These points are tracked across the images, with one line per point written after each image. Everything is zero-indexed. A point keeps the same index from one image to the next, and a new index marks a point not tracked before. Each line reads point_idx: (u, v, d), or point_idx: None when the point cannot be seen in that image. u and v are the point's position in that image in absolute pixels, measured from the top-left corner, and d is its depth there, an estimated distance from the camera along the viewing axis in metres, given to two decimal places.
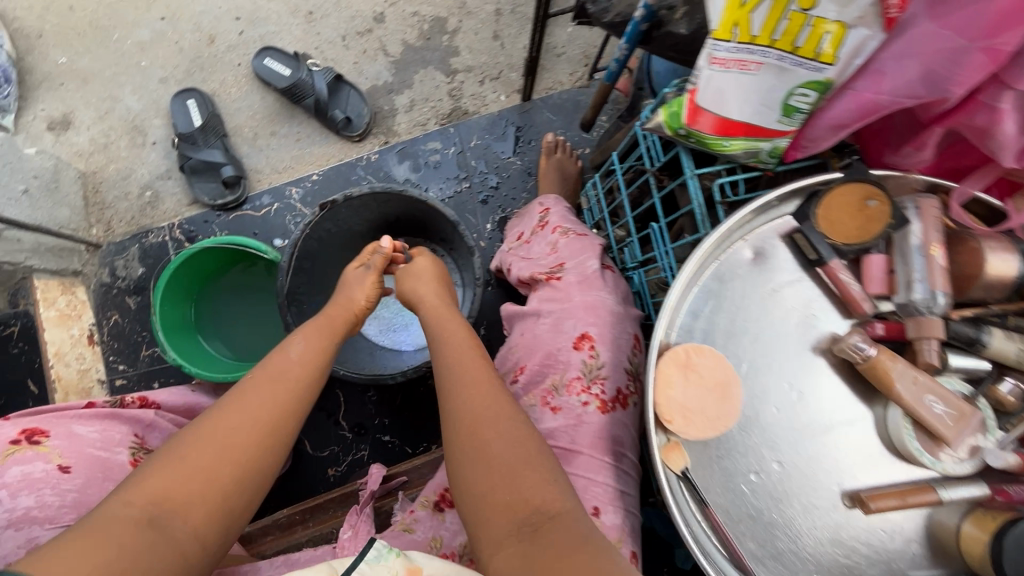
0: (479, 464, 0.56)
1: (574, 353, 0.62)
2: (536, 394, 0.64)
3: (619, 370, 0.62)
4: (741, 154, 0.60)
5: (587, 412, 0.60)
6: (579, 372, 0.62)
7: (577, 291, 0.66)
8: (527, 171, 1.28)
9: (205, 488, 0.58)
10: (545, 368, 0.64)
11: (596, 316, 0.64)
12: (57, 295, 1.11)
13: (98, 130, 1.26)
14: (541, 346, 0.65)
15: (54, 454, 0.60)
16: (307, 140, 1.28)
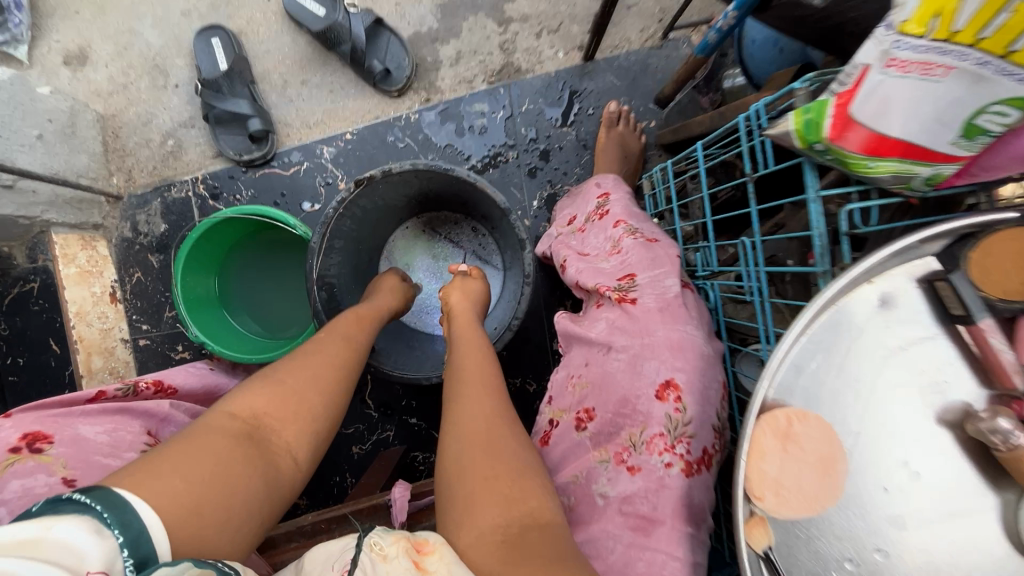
0: (474, 466, 0.56)
1: (656, 405, 0.56)
2: (608, 449, 0.57)
3: (705, 427, 0.55)
4: (888, 178, 0.46)
5: (670, 475, 0.54)
6: (663, 428, 0.55)
7: (660, 326, 0.60)
8: (583, 143, 1.14)
9: (293, 414, 0.59)
10: (620, 418, 0.57)
11: (683, 359, 0.57)
12: (77, 251, 1.05)
13: (117, 68, 1.15)
14: (616, 389, 0.59)
15: (58, 465, 0.55)
16: (341, 92, 1.16)
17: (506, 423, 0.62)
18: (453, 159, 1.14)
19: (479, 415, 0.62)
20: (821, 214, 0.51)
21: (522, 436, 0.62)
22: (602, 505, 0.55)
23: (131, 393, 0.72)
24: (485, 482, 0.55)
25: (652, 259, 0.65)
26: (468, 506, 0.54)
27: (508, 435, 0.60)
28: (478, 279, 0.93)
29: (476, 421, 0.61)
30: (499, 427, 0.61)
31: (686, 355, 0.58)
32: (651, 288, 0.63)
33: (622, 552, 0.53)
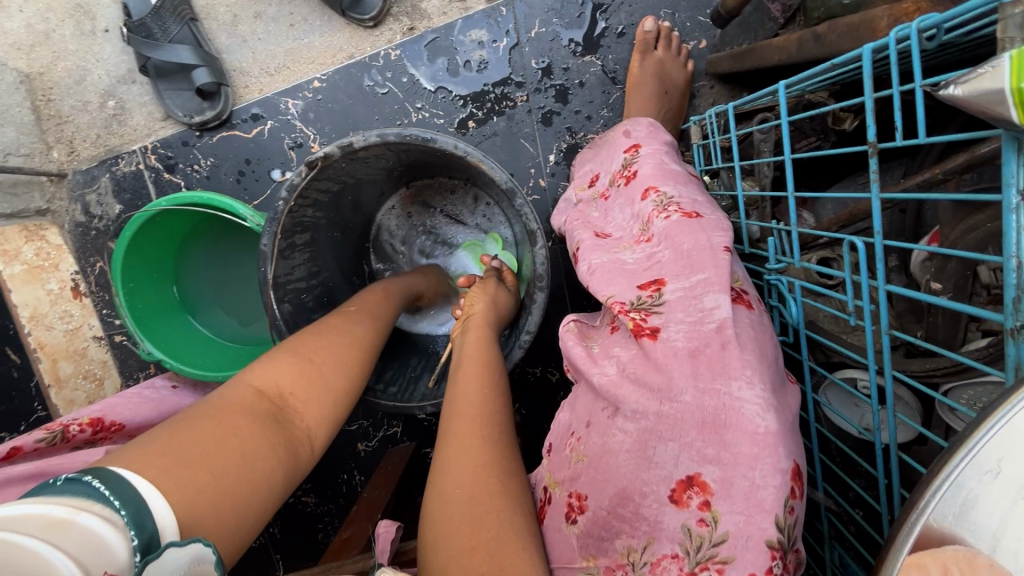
0: (452, 531, 0.44)
1: (671, 512, 0.37)
2: (598, 560, 0.40)
3: (754, 548, 0.35)
4: None
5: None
6: (678, 547, 0.37)
7: (690, 385, 0.39)
8: (610, 75, 0.89)
9: (317, 393, 0.53)
10: (617, 519, 0.39)
11: (720, 445, 0.37)
12: (21, 244, 0.91)
13: (33, 12, 0.94)
14: (612, 475, 0.40)
15: None
16: (304, 26, 0.93)
17: (502, 480, 0.47)
18: (447, 106, 0.91)
19: (467, 463, 0.48)
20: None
21: (521, 497, 0.47)
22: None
23: (56, 441, 0.62)
24: (461, 554, 0.42)
25: (689, 259, 0.44)
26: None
27: (499, 494, 0.46)
28: (512, 291, 0.74)
29: (462, 469, 0.48)
30: (493, 483, 0.46)
31: (730, 440, 0.36)
32: (684, 314, 0.42)
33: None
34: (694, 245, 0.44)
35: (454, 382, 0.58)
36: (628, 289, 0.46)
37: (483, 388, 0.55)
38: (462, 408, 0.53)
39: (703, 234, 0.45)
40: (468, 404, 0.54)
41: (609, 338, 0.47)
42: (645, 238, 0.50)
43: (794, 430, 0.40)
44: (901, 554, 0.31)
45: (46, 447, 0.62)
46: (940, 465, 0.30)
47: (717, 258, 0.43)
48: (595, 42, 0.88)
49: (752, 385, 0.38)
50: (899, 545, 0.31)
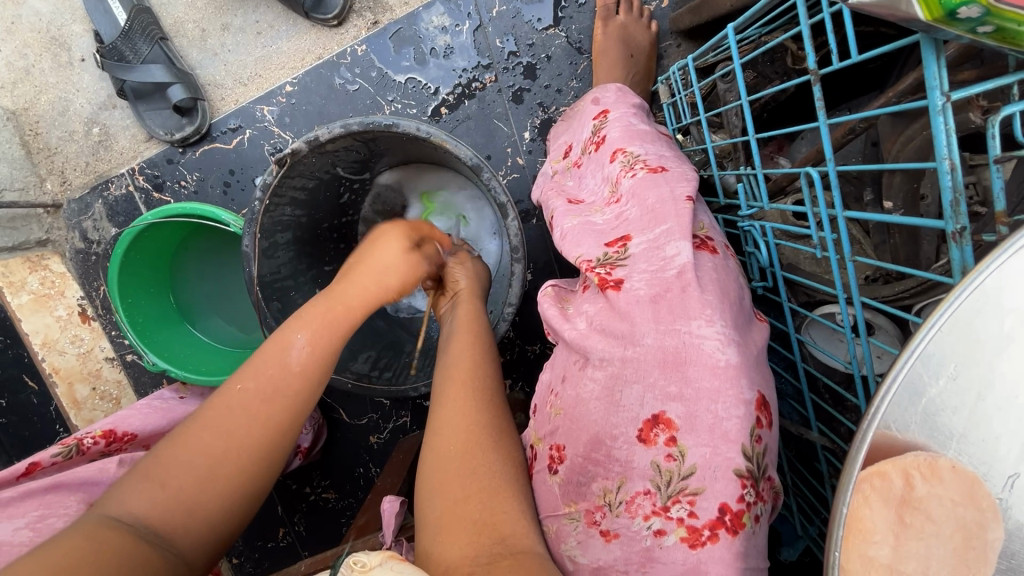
0: (446, 484, 0.46)
1: (639, 451, 0.38)
2: (579, 505, 0.41)
3: (723, 478, 0.36)
4: None
5: (662, 547, 0.36)
6: (649, 483, 0.37)
7: (651, 328, 0.39)
8: (576, 46, 0.89)
9: (195, 510, 0.46)
10: (592, 464, 0.40)
11: (682, 382, 0.37)
12: (26, 275, 0.95)
13: (12, 50, 0.97)
14: (584, 423, 0.41)
15: None
16: (272, 33, 0.94)
17: (494, 437, 0.49)
18: (418, 95, 0.92)
19: (460, 423, 0.50)
20: (954, 131, 0.30)
21: (512, 449, 0.48)
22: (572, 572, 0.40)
23: (71, 454, 0.65)
24: (456, 504, 0.44)
25: (653, 213, 0.44)
26: (441, 528, 0.43)
27: (492, 449, 0.47)
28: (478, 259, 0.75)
29: (456, 427, 0.49)
30: (483, 439, 0.48)
31: (692, 376, 0.37)
32: (646, 262, 0.42)
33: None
34: (658, 199, 0.45)
35: (443, 354, 0.59)
36: (595, 247, 0.47)
37: (473, 357, 0.56)
38: (447, 378, 0.55)
39: (666, 187, 0.45)
40: (453, 373, 0.55)
41: (580, 297, 0.48)
42: (614, 198, 0.50)
43: (760, 364, 0.40)
44: (856, 469, 0.30)
45: (63, 460, 0.66)
46: (890, 368, 0.30)
47: (679, 209, 0.43)
48: (557, 14, 0.88)
49: (711, 323, 0.38)
50: (855, 459, 0.30)
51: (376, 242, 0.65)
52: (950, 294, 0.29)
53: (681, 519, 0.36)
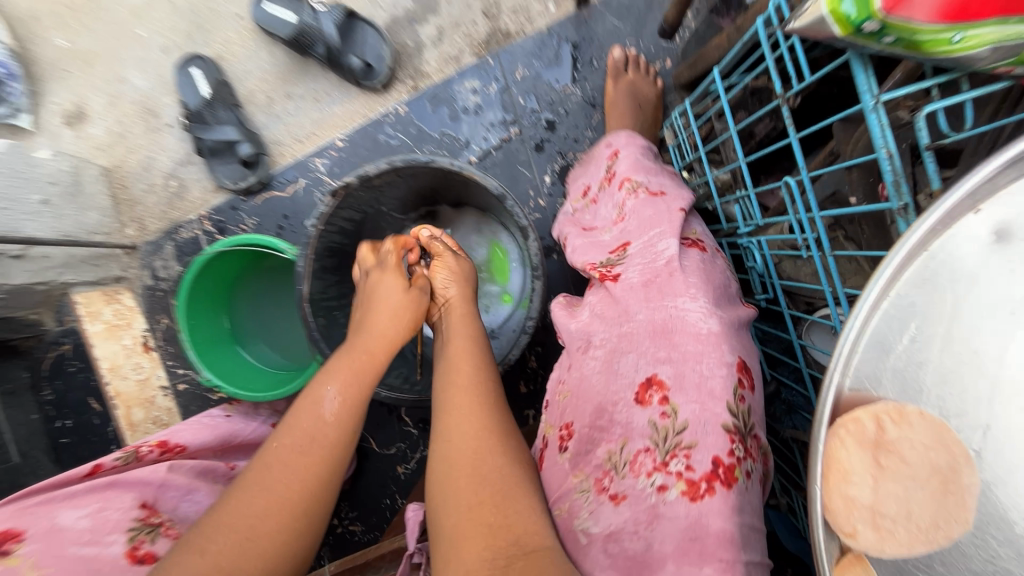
0: (459, 492, 0.48)
1: (638, 412, 0.44)
2: (588, 472, 0.46)
3: (712, 432, 0.42)
4: (985, 56, 0.32)
5: (666, 502, 0.41)
6: (648, 441, 0.43)
7: (642, 307, 0.48)
8: (591, 102, 1.01)
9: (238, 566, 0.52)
10: (598, 431, 0.46)
11: (669, 346, 0.45)
12: (102, 306, 1.05)
13: (113, 118, 1.15)
14: (592, 396, 0.47)
15: (25, 567, 0.50)
16: (327, 99, 1.09)
17: (501, 438, 0.52)
18: (451, 147, 1.04)
19: (467, 431, 0.53)
20: (888, 126, 0.36)
21: (518, 451, 0.52)
22: (586, 544, 0.44)
23: (130, 460, 0.68)
24: (471, 509, 0.47)
25: (649, 220, 0.52)
26: (455, 538, 0.46)
27: (500, 452, 0.51)
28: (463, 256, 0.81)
29: (463, 437, 0.52)
30: (491, 442, 0.52)
31: (677, 341, 0.45)
32: (641, 257, 0.51)
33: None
34: (655, 211, 0.53)
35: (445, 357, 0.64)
36: (600, 255, 0.55)
37: (473, 363, 0.61)
38: (451, 387, 0.58)
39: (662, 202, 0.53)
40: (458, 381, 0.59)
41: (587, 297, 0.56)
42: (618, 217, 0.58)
43: (742, 336, 0.47)
44: (823, 427, 0.34)
45: (120, 466, 0.68)
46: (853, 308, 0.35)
47: (672, 216, 0.52)
48: (574, 75, 1.01)
49: (695, 299, 0.46)
50: (819, 421, 0.35)
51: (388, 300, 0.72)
52: (884, 262, 0.35)
53: (679, 472, 0.42)
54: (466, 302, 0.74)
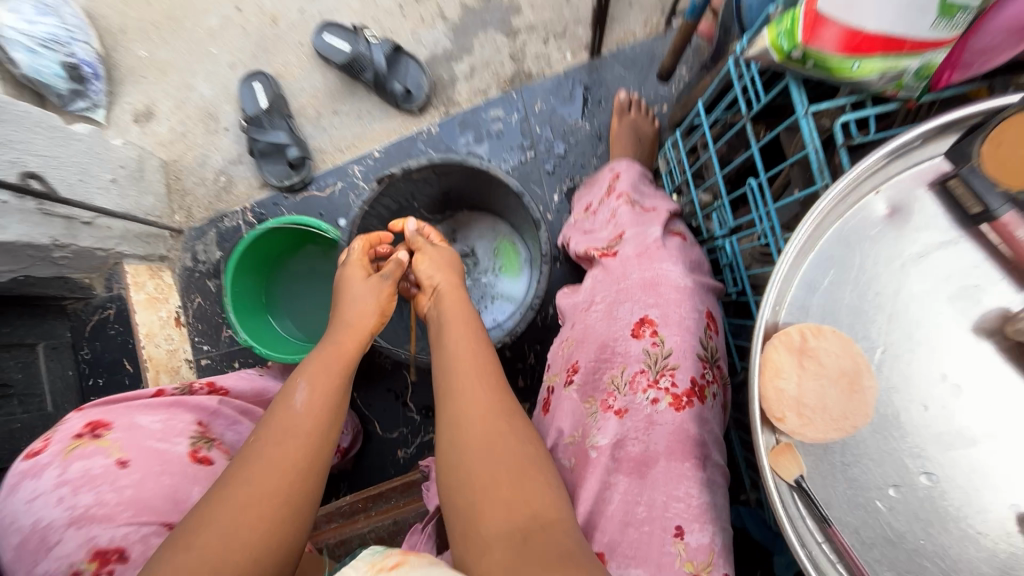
0: (475, 475, 0.51)
1: (633, 342, 0.55)
2: (596, 399, 0.56)
3: (689, 356, 0.54)
4: (876, 79, 0.46)
5: (658, 411, 0.52)
6: (643, 364, 0.54)
7: (635, 268, 0.60)
8: (597, 135, 1.17)
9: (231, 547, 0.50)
10: (601, 363, 0.56)
11: (657, 295, 0.57)
12: (146, 279, 1.16)
13: (177, 119, 1.31)
14: (596, 337, 0.58)
15: (114, 448, 0.57)
16: (369, 117, 1.26)
17: (508, 421, 0.56)
18: None
19: (475, 417, 0.56)
20: (814, 129, 0.50)
21: (523, 432, 0.55)
22: (595, 457, 0.53)
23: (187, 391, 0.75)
24: (488, 488, 0.50)
25: (642, 218, 0.68)
26: (475, 514, 0.49)
27: (507, 433, 0.54)
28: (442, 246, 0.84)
29: (471, 421, 0.55)
30: (501, 424, 0.55)
31: (662, 291, 0.57)
32: (634, 239, 0.64)
33: (623, 500, 0.51)
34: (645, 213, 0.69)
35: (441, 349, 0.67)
36: (600, 243, 0.70)
37: (475, 350, 0.63)
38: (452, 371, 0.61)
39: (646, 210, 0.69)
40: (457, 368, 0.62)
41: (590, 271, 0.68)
42: (611, 217, 0.72)
43: (709, 296, 0.61)
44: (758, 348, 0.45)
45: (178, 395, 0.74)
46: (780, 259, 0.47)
47: (658, 215, 0.68)
48: (584, 112, 1.18)
49: (675, 263, 0.60)
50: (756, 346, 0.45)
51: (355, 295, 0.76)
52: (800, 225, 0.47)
53: (668, 388, 0.53)
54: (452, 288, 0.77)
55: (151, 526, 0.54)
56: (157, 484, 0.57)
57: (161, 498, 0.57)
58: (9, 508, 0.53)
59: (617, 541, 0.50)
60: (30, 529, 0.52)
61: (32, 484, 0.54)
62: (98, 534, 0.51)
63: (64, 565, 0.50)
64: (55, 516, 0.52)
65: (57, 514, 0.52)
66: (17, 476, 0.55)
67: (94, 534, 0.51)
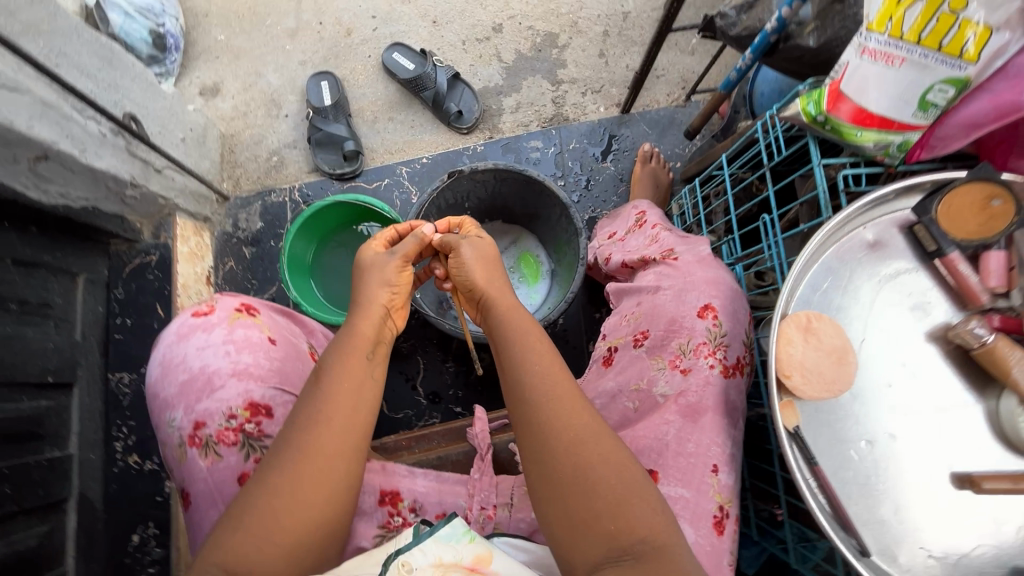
0: (572, 492, 0.59)
1: (699, 321, 0.70)
2: (663, 357, 0.71)
3: (739, 340, 0.70)
4: (871, 146, 0.65)
5: (714, 373, 0.68)
6: (705, 338, 0.69)
7: (698, 269, 0.76)
8: (619, 177, 1.36)
9: (291, 525, 0.52)
10: (670, 333, 0.71)
11: (717, 290, 0.72)
12: (191, 236, 1.22)
13: (241, 100, 1.42)
14: (666, 313, 0.73)
15: (266, 327, 0.72)
16: (420, 128, 1.40)
17: (603, 446, 0.61)
18: None
19: (568, 439, 0.61)
20: (824, 176, 0.68)
21: (616, 451, 0.61)
22: (662, 402, 0.68)
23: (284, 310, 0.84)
24: (590, 508, 0.58)
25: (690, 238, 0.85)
26: (574, 524, 0.58)
27: (603, 460, 0.60)
28: (476, 238, 0.77)
29: (563, 444, 0.61)
30: (593, 446, 0.61)
31: (720, 288, 0.73)
32: (691, 251, 0.80)
33: (676, 434, 0.65)
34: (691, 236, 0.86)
35: (505, 357, 0.68)
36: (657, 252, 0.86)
37: (563, 374, 0.66)
38: (536, 391, 0.64)
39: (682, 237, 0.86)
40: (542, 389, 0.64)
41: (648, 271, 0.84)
42: (655, 242, 0.92)
43: (736, 303, 0.72)
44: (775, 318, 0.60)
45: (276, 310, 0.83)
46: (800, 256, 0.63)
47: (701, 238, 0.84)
48: (612, 156, 1.37)
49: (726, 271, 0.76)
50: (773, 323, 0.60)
51: (366, 273, 0.67)
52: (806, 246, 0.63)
53: (722, 358, 0.68)
54: (495, 287, 0.74)
55: (291, 397, 0.67)
56: (293, 366, 0.71)
57: (296, 376, 0.71)
58: (180, 350, 0.67)
59: (668, 464, 0.64)
60: (197, 370, 0.66)
61: (202, 336, 0.68)
62: (252, 389, 0.65)
63: (224, 405, 0.64)
64: (220, 366, 0.66)
65: (222, 364, 0.66)
66: (187, 328, 0.69)
67: (249, 387, 0.65)
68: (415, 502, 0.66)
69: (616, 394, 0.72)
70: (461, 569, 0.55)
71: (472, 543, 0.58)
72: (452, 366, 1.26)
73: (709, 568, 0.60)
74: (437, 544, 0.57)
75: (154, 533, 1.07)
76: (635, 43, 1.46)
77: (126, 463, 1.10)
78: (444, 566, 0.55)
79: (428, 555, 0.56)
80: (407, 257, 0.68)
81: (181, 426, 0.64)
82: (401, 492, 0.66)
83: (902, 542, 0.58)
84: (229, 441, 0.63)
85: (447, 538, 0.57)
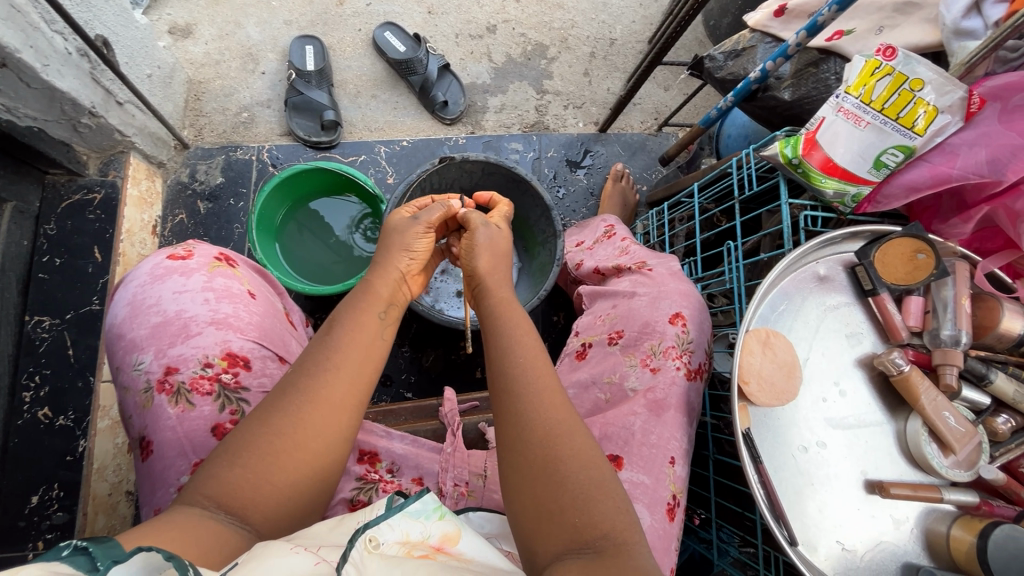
0: (532, 480, 0.55)
1: (670, 326, 0.76)
2: (635, 354, 0.77)
3: (702, 348, 0.77)
4: (831, 193, 0.74)
5: (679, 375, 0.74)
6: (674, 342, 0.75)
7: (671, 280, 0.82)
8: (590, 191, 1.43)
9: (284, 471, 0.52)
10: (643, 334, 0.77)
11: (687, 301, 0.79)
12: (142, 178, 1.14)
13: (215, 47, 1.35)
14: (641, 317, 0.79)
15: (246, 280, 0.69)
16: (403, 111, 1.40)
17: (572, 442, 0.57)
18: None
19: (534, 433, 0.57)
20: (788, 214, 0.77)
21: (590, 449, 0.57)
22: (631, 396, 0.74)
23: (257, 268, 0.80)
24: (555, 506, 0.53)
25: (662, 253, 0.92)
26: (537, 520, 0.53)
27: (573, 458, 0.56)
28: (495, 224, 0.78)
29: (532, 420, 0.58)
30: (565, 435, 0.57)
31: (690, 298, 0.80)
32: (663, 263, 0.86)
33: (641, 425, 0.70)
34: None
35: (490, 338, 0.67)
36: (631, 262, 0.91)
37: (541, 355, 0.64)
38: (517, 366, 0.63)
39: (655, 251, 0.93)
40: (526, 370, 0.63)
41: (622, 277, 0.90)
42: (625, 253, 0.97)
43: (702, 315, 0.79)
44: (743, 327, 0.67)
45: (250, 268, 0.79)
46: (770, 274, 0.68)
47: None
48: (586, 170, 1.44)
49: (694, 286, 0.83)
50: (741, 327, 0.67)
51: (393, 239, 0.70)
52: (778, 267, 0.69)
53: (687, 363, 0.75)
54: (495, 276, 0.73)
55: (269, 353, 0.65)
56: (273, 324, 0.68)
57: (275, 333, 0.68)
58: (153, 292, 0.63)
59: (632, 451, 0.69)
60: (173, 315, 0.62)
61: (180, 280, 0.64)
62: (232, 340, 0.62)
63: (200, 353, 0.60)
64: (198, 313, 0.62)
65: (201, 312, 0.63)
66: (163, 269, 0.65)
67: (228, 338, 0.62)
68: (393, 464, 0.69)
69: (590, 384, 0.78)
70: (428, 549, 0.48)
71: (441, 520, 0.51)
72: (408, 351, 1.25)
73: (659, 551, 0.64)
74: (406, 520, 0.49)
75: (57, 496, 0.97)
76: (618, 69, 1.54)
77: (34, 417, 0.99)
78: (410, 544, 0.47)
79: (395, 530, 0.47)
80: (430, 225, 0.71)
81: (149, 371, 0.60)
82: (380, 454, 0.68)
83: (821, 535, 0.67)
84: (203, 390, 0.60)
85: (416, 515, 0.50)
